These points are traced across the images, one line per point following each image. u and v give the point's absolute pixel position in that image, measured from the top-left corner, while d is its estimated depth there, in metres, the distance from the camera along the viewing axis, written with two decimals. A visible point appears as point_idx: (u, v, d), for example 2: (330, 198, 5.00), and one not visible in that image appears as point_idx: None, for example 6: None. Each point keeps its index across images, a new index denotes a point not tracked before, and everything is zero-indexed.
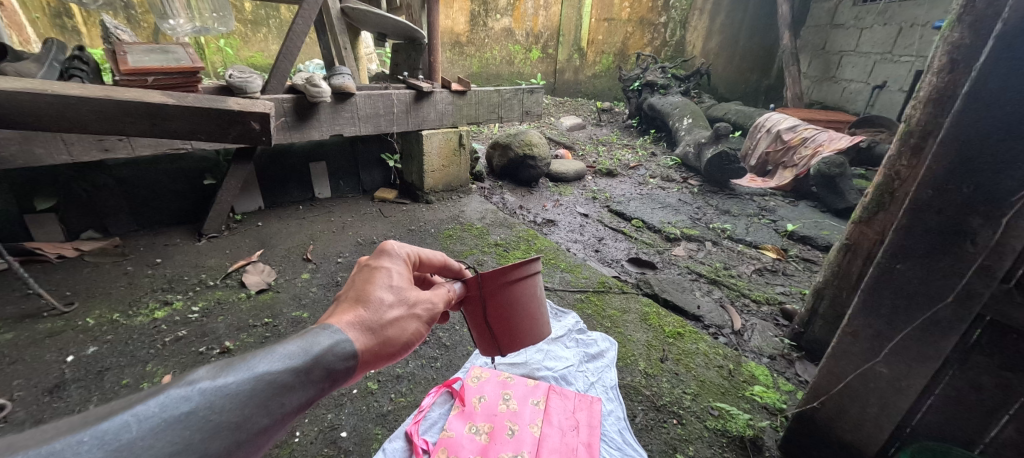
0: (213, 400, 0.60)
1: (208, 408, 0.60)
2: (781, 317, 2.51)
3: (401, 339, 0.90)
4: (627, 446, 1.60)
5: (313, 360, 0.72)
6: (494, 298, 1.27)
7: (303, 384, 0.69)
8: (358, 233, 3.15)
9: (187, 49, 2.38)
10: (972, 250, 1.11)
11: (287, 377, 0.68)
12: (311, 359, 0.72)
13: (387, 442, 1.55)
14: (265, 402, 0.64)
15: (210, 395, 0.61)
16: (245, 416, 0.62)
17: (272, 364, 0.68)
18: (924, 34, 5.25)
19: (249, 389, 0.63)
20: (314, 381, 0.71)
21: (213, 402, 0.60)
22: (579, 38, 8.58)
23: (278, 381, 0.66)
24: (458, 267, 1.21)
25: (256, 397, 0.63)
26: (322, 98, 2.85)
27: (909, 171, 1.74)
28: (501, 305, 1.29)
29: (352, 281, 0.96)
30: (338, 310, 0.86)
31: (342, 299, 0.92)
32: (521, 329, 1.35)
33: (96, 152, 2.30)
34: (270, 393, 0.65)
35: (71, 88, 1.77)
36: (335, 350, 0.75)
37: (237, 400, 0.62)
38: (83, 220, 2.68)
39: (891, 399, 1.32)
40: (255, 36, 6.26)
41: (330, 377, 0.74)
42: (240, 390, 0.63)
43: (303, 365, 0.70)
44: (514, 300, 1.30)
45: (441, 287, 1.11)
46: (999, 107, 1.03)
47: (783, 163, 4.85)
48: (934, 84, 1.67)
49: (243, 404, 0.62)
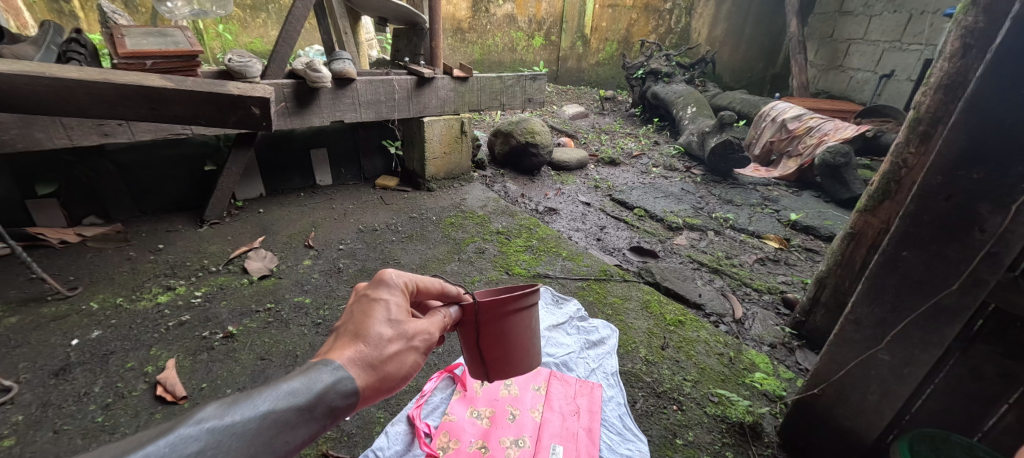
0: (221, 439, 0.63)
1: (216, 447, 0.62)
2: (782, 306, 2.52)
3: (400, 373, 0.89)
4: (627, 431, 1.61)
5: (315, 398, 0.74)
6: (490, 326, 1.25)
7: (305, 421, 0.72)
8: (360, 220, 3.15)
9: (185, 32, 2.35)
10: (980, 237, 1.10)
11: (290, 415, 0.70)
12: (313, 397, 0.74)
13: (390, 425, 1.57)
14: (269, 440, 0.67)
15: (219, 434, 0.63)
16: (252, 454, 0.65)
17: (275, 402, 0.70)
18: (934, 22, 5.17)
19: (256, 428, 0.66)
20: (316, 418, 0.73)
21: (221, 440, 0.63)
22: (582, 24, 8.43)
23: (282, 419, 0.69)
24: (457, 291, 1.16)
25: (262, 435, 0.66)
26: (323, 83, 2.81)
27: (916, 159, 1.72)
28: (497, 335, 1.27)
29: (351, 313, 0.94)
30: (337, 346, 0.86)
31: (341, 331, 0.91)
32: (513, 359, 1.34)
33: (96, 137, 2.29)
34: (274, 432, 0.68)
35: (68, 71, 1.75)
36: (337, 388, 0.77)
37: (244, 439, 0.65)
38: (85, 206, 2.68)
39: (893, 386, 1.32)
40: (254, 21, 6.19)
41: (332, 414, 0.76)
42: (246, 429, 0.65)
43: (305, 403, 0.72)
44: (508, 331, 1.29)
45: (437, 313, 1.07)
46: (1013, 90, 1.01)
47: (788, 152, 4.81)
48: (945, 69, 1.64)
49: (250, 443, 0.65)
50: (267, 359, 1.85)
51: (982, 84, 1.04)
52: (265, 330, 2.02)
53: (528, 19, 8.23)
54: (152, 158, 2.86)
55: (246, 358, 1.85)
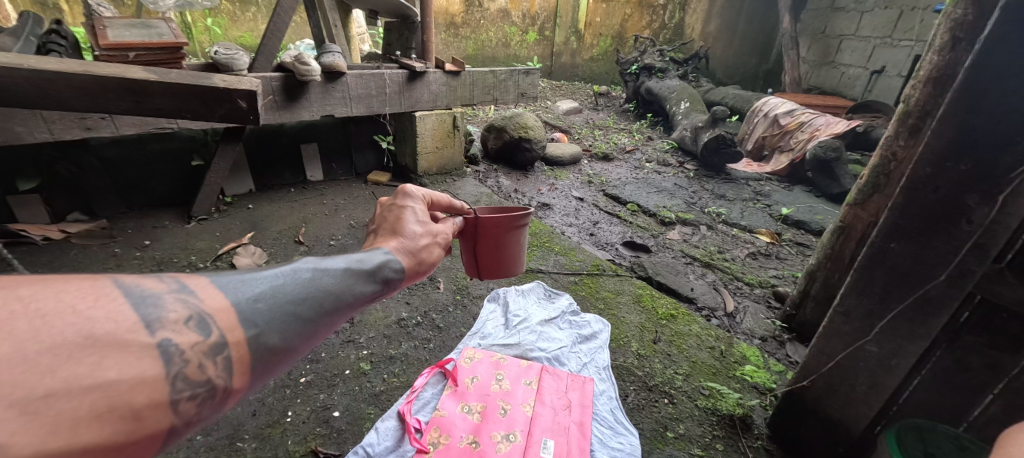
0: (321, 275, 0.76)
1: (320, 277, 0.75)
2: (773, 299, 2.53)
3: (430, 262, 1.00)
4: (619, 424, 1.61)
5: (376, 266, 0.86)
6: (487, 237, 1.29)
7: (372, 280, 0.84)
8: (351, 216, 3.12)
9: (170, 24, 2.30)
10: (967, 229, 1.10)
11: (361, 272, 0.83)
12: (374, 266, 0.86)
13: (380, 421, 1.56)
14: (350, 286, 0.79)
15: (319, 272, 0.76)
16: (342, 289, 0.78)
17: (349, 263, 0.83)
18: (924, 18, 5.20)
19: (342, 274, 0.79)
20: (379, 281, 0.86)
21: (320, 277, 0.76)
22: (576, 19, 8.41)
23: (358, 272, 0.82)
24: (462, 206, 1.20)
25: (347, 280, 0.79)
26: (312, 76, 2.77)
27: (906, 151, 1.73)
28: (491, 243, 1.31)
29: (381, 219, 1.03)
30: (378, 240, 0.96)
31: (376, 231, 1.00)
32: (506, 268, 1.40)
33: (79, 131, 2.24)
34: (353, 280, 0.80)
35: (48, 62, 1.70)
36: (390, 264, 0.89)
37: (336, 279, 0.78)
38: (69, 202, 2.63)
39: (881, 377, 1.32)
40: (244, 15, 6.11)
41: (387, 284, 0.88)
42: (337, 272, 0.79)
43: (370, 268, 0.85)
44: (504, 244, 1.33)
45: (447, 222, 1.14)
46: (1002, 81, 1.00)
47: (780, 147, 4.83)
48: (934, 62, 1.65)
49: (339, 283, 0.78)
50: None
51: (972, 74, 1.04)
52: None
53: (522, 14, 8.21)
54: (138, 152, 2.82)
55: None
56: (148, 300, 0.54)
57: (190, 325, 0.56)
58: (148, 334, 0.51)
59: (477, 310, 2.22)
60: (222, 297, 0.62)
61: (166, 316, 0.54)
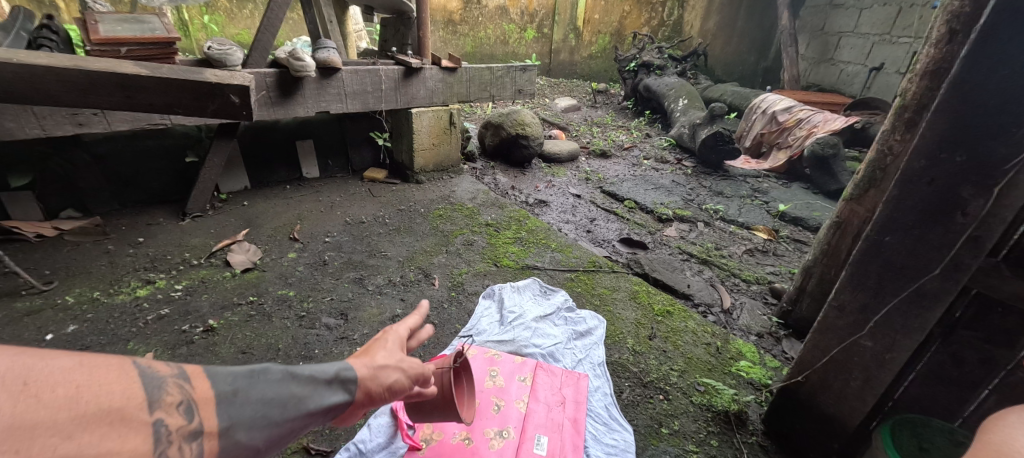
0: (295, 377, 0.78)
1: (293, 380, 0.77)
2: (770, 296, 2.53)
3: (386, 383, 0.98)
4: (613, 421, 1.61)
5: (340, 377, 0.87)
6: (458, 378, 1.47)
7: (334, 392, 0.84)
8: (347, 212, 3.11)
9: (163, 19, 2.28)
10: (962, 221, 1.09)
11: (325, 382, 0.83)
12: (336, 375, 0.86)
13: (373, 417, 1.55)
14: (315, 392, 0.80)
15: (292, 374, 0.78)
16: (309, 395, 0.79)
17: (321, 370, 0.84)
18: (923, 14, 5.19)
19: (312, 378, 0.81)
20: (339, 393, 0.86)
21: (293, 379, 0.77)
22: (575, 16, 8.41)
23: (323, 379, 0.83)
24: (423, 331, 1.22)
25: (314, 388, 0.80)
26: (307, 72, 2.75)
27: (902, 146, 1.72)
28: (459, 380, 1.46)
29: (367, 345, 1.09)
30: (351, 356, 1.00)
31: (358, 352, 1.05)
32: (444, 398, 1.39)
33: (70, 127, 2.23)
34: (319, 388, 0.81)
35: (37, 57, 1.69)
36: (343, 374, 0.88)
37: (307, 384, 0.79)
38: (61, 199, 2.61)
39: (875, 372, 1.31)
40: (241, 12, 6.08)
41: (346, 397, 0.87)
42: (307, 374, 0.80)
43: (334, 378, 0.85)
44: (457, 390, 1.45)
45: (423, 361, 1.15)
46: (997, 71, 0.99)
47: (778, 144, 4.82)
48: (931, 55, 1.63)
49: (309, 387, 0.79)
50: (248, 353, 1.82)
51: (967, 65, 1.03)
52: (247, 323, 1.98)
53: (521, 11, 8.21)
54: (132, 149, 2.80)
55: (226, 352, 1.82)
56: (152, 382, 0.61)
57: (181, 408, 0.61)
58: (148, 413, 0.58)
59: (472, 306, 2.21)
60: (209, 384, 0.67)
61: (161, 398, 0.60)
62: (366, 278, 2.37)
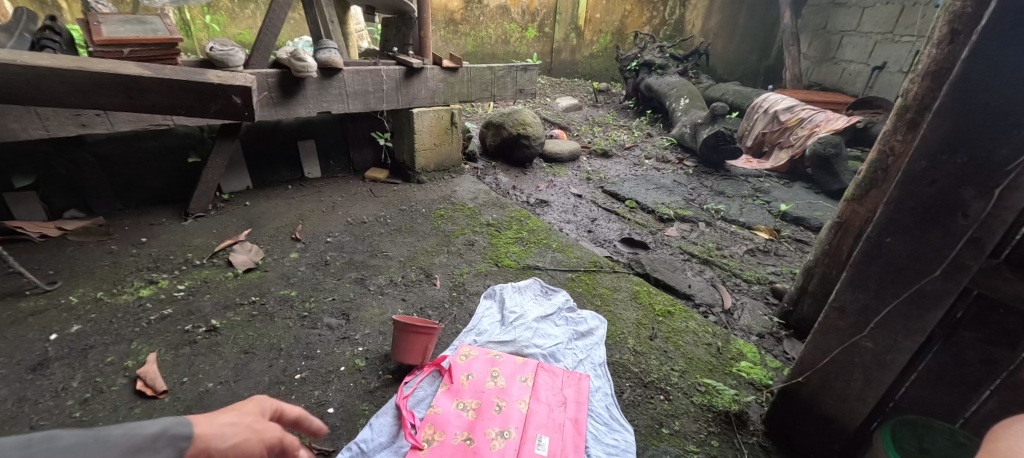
0: (94, 443, 0.65)
1: (93, 447, 0.64)
2: (771, 296, 2.53)
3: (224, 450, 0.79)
4: (614, 421, 1.61)
5: (168, 438, 0.71)
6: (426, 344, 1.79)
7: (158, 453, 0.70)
8: (348, 212, 3.12)
9: (165, 20, 2.29)
10: (963, 223, 1.09)
11: (147, 444, 0.69)
12: (160, 436, 0.71)
13: (375, 417, 1.56)
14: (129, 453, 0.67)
15: (94, 439, 0.65)
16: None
17: (150, 427, 0.70)
18: (925, 13, 5.17)
19: (129, 441, 0.67)
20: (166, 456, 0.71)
21: (90, 445, 0.64)
22: (576, 16, 8.40)
23: (145, 440, 0.69)
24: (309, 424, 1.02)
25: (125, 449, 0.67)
26: (308, 72, 2.76)
27: (903, 146, 1.71)
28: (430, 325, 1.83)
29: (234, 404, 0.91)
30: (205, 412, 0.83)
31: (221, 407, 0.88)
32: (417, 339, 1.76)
33: (74, 128, 2.24)
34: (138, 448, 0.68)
35: (41, 58, 1.70)
36: (171, 434, 0.72)
37: (116, 448, 0.66)
38: (64, 199, 2.62)
39: (876, 374, 1.31)
40: (243, 12, 6.09)
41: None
42: (118, 438, 0.66)
43: (156, 441, 0.70)
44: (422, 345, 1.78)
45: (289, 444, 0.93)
46: (999, 73, 0.99)
47: (779, 143, 4.82)
48: (933, 56, 1.63)
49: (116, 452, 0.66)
50: (250, 352, 1.83)
51: (969, 67, 1.03)
52: (249, 323, 1.99)
53: (522, 10, 8.21)
54: (134, 149, 2.81)
55: (229, 352, 1.83)
56: None
57: None
58: None
59: (473, 306, 2.21)
60: None
61: None
62: (368, 278, 2.38)
